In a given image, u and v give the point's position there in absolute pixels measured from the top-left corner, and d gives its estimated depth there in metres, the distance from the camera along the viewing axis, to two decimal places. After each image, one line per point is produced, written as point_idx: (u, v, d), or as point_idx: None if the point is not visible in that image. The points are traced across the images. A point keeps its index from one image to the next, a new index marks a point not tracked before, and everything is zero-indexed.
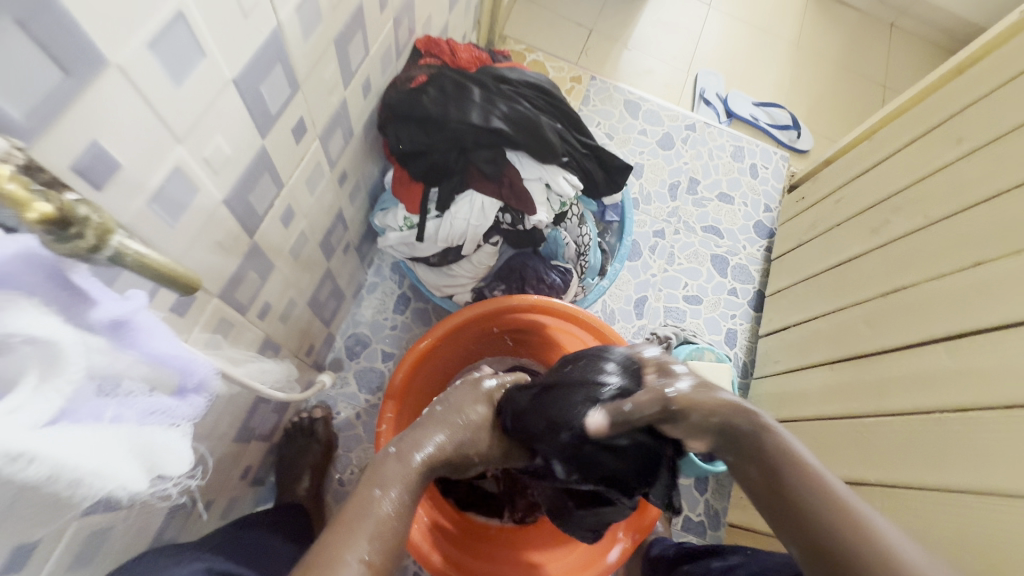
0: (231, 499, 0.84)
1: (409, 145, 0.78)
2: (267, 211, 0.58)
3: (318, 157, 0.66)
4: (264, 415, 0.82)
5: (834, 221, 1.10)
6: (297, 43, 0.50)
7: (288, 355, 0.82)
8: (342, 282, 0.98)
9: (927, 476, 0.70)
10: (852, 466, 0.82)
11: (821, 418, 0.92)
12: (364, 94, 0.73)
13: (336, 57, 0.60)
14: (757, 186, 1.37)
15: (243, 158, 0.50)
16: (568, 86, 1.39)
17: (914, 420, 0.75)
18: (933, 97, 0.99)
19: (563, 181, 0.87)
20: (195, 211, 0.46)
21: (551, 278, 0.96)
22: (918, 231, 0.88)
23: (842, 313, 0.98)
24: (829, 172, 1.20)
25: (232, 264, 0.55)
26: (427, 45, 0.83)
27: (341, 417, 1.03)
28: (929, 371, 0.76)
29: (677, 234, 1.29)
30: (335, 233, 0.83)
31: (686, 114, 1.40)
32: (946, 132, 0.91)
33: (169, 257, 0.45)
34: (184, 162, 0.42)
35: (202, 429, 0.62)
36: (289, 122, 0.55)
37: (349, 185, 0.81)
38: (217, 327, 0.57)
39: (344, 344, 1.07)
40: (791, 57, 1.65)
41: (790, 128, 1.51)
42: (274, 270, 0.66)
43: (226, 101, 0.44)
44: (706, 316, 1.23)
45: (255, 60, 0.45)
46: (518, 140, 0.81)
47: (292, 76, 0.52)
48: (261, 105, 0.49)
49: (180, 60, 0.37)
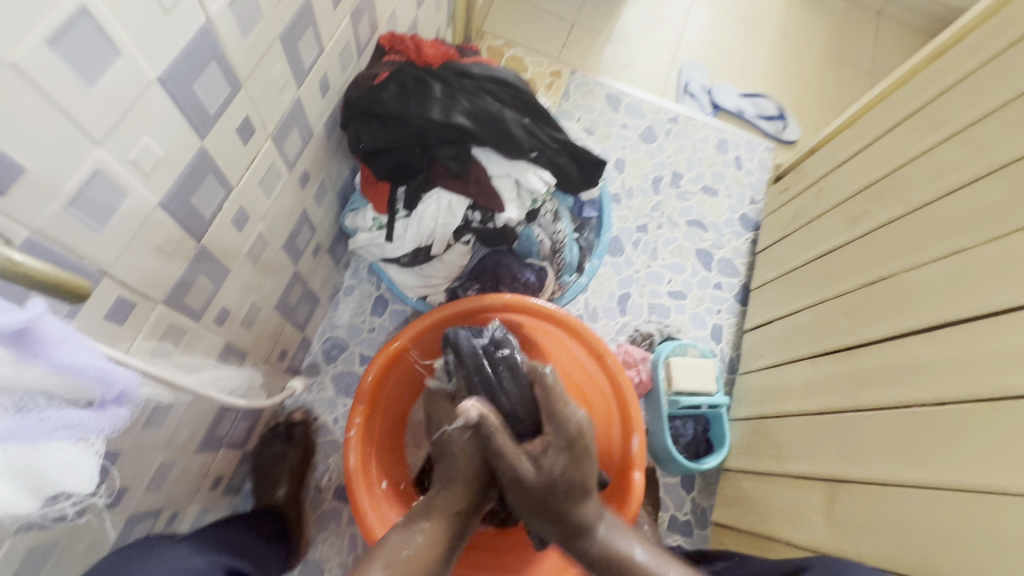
0: (203, 508, 0.83)
1: (370, 143, 0.77)
2: (215, 214, 0.56)
3: (273, 158, 0.64)
4: (236, 420, 0.81)
5: (817, 212, 1.08)
6: (235, 40, 0.49)
7: (256, 361, 0.81)
8: (315, 285, 0.96)
9: (907, 472, 0.69)
10: (830, 461, 0.81)
11: (804, 413, 0.90)
12: (323, 92, 0.71)
13: (285, 54, 0.58)
14: (742, 179, 1.35)
15: (180, 160, 0.48)
16: (548, 81, 1.37)
17: (893, 414, 0.73)
18: (913, 81, 0.96)
19: (533, 178, 0.86)
20: (125, 215, 0.44)
21: (525, 277, 0.94)
22: (896, 221, 0.87)
23: (823, 305, 0.96)
24: (813, 163, 1.17)
25: (177, 269, 0.54)
26: (391, 41, 0.80)
27: (319, 422, 1.01)
28: (905, 363, 0.75)
29: (660, 229, 1.27)
30: (301, 235, 0.82)
31: (669, 107, 1.38)
32: (926, 118, 0.88)
33: (97, 262, 0.43)
34: (106, 164, 0.40)
35: (156, 438, 0.60)
36: (234, 123, 0.54)
37: (314, 186, 0.80)
38: (165, 334, 0.55)
39: (320, 348, 1.05)
40: (778, 47, 1.63)
41: (777, 118, 1.49)
42: (231, 274, 0.64)
43: (153, 101, 0.42)
44: (691, 312, 1.21)
45: (185, 58, 0.44)
46: (481, 135, 0.80)
47: (232, 74, 0.50)
48: (197, 105, 0.47)
49: (89, 59, 0.36)
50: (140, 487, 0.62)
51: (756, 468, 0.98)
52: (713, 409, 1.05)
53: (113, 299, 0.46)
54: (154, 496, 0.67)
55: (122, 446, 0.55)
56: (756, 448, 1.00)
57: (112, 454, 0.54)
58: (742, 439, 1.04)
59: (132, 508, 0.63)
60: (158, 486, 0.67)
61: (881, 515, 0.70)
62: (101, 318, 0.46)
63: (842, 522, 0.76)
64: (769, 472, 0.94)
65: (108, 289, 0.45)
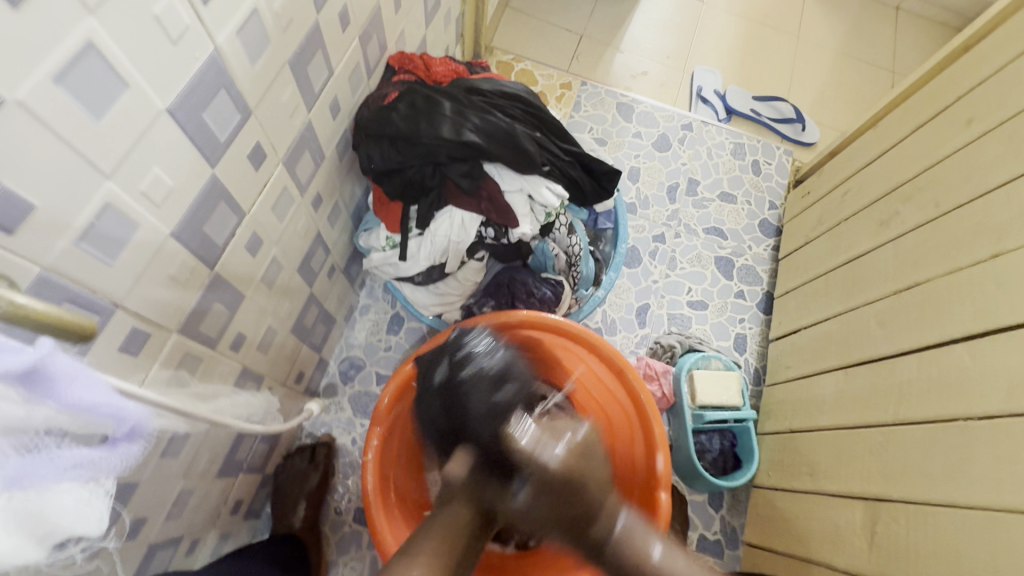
0: (223, 533, 0.82)
1: (381, 163, 0.77)
2: (228, 240, 0.56)
3: (285, 182, 0.64)
4: (254, 444, 0.80)
5: (842, 216, 1.05)
6: (244, 68, 0.49)
7: (272, 384, 0.80)
8: (331, 306, 0.96)
9: (954, 491, 0.65)
10: (869, 479, 0.77)
11: (839, 428, 0.86)
12: (334, 114, 0.71)
13: (294, 78, 0.58)
14: (760, 183, 1.32)
15: (191, 189, 0.48)
16: (559, 93, 1.37)
17: (936, 430, 0.69)
18: (936, 81, 0.93)
19: (546, 191, 0.85)
20: (137, 247, 0.44)
21: (540, 292, 0.93)
22: (930, 222, 0.83)
23: (855, 313, 0.92)
24: (834, 165, 1.14)
25: (192, 297, 0.53)
26: (400, 61, 0.81)
27: (337, 444, 1.00)
28: (949, 373, 0.71)
29: (677, 237, 1.24)
30: (315, 256, 0.82)
31: (682, 114, 1.36)
32: (955, 117, 0.85)
33: (110, 295, 0.43)
34: (116, 197, 0.40)
35: (174, 467, 0.60)
36: (245, 149, 0.54)
37: (327, 207, 0.80)
38: (180, 363, 0.55)
39: (338, 368, 1.04)
40: (794, 48, 1.60)
41: (795, 121, 1.45)
42: (245, 299, 0.64)
43: (162, 131, 0.42)
44: (712, 322, 1.17)
45: (193, 88, 0.44)
46: (493, 152, 0.79)
47: (242, 102, 0.50)
48: (207, 134, 0.47)
49: (95, 93, 0.36)
50: (159, 516, 0.62)
51: (788, 485, 0.94)
52: (740, 423, 1.01)
53: (126, 330, 0.46)
54: (173, 525, 0.66)
55: (140, 477, 0.54)
56: (788, 464, 0.95)
57: (130, 486, 0.53)
58: (772, 455, 1.00)
59: (152, 537, 0.62)
60: (178, 515, 0.66)
61: (930, 537, 0.66)
62: (116, 350, 0.46)
63: (885, 545, 0.72)
64: (803, 491, 0.90)
65: (122, 321, 0.45)
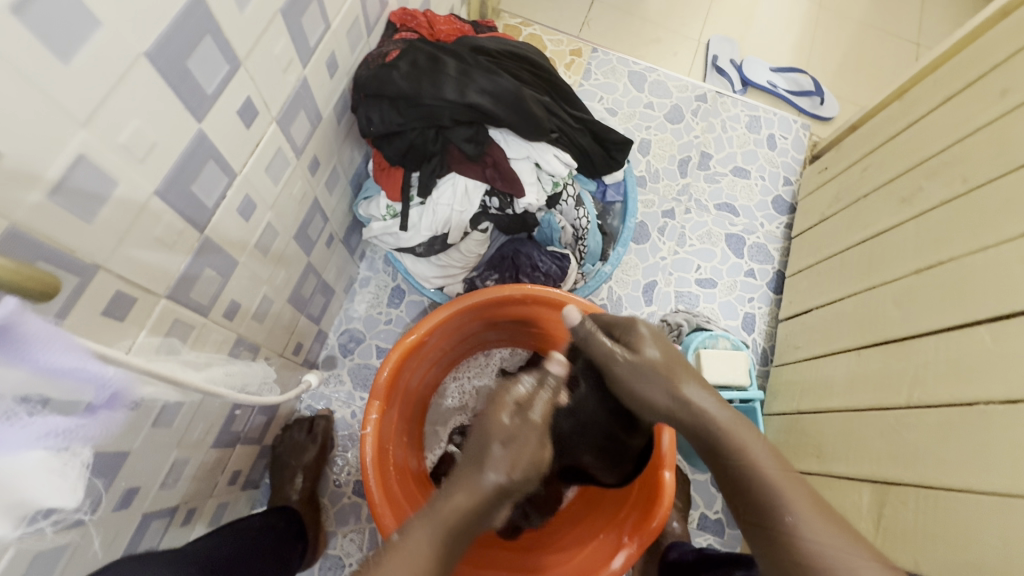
0: (220, 504, 0.82)
1: (381, 126, 0.73)
2: (218, 203, 0.53)
3: (279, 142, 0.60)
4: (251, 415, 0.79)
5: (861, 192, 1.00)
6: (232, 14, 0.45)
7: (269, 355, 0.78)
8: (329, 276, 0.93)
9: (967, 476, 0.63)
10: (877, 462, 0.75)
11: (848, 410, 0.84)
12: (331, 73, 0.67)
13: (287, 29, 0.54)
14: (775, 158, 1.27)
15: (176, 145, 0.45)
16: (568, 60, 1.31)
17: (952, 414, 0.67)
18: (971, 48, 0.88)
19: (553, 160, 0.83)
20: (118, 205, 0.41)
21: (545, 266, 0.91)
22: (956, 199, 0.79)
23: (871, 294, 0.89)
24: (855, 139, 1.10)
25: (180, 262, 0.51)
26: (403, 19, 0.77)
27: (336, 417, 0.99)
28: (969, 356, 0.68)
29: (687, 213, 1.20)
30: (313, 224, 0.79)
31: (697, 84, 1.30)
32: (991, 86, 0.80)
33: (90, 255, 0.41)
34: (91, 149, 0.37)
35: (167, 435, 0.58)
36: (235, 104, 0.50)
37: (325, 172, 0.76)
38: (170, 330, 0.53)
39: (337, 341, 1.02)
40: (816, 16, 1.52)
41: (813, 93, 1.39)
42: (239, 265, 0.62)
43: (142, 78, 0.39)
44: (721, 301, 1.14)
45: (174, 32, 0.40)
46: (499, 115, 0.75)
47: (231, 51, 0.47)
48: (191, 84, 0.44)
49: (64, 32, 0.32)
50: (153, 485, 0.60)
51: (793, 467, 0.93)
52: (746, 404, 1.00)
53: (110, 294, 0.44)
54: (168, 494, 0.65)
55: (131, 446, 0.53)
56: (792, 445, 0.95)
57: (120, 455, 0.52)
58: (777, 435, 0.99)
59: (146, 506, 0.61)
60: (174, 484, 0.65)
61: (940, 520, 0.65)
62: (99, 314, 0.43)
63: (892, 529, 0.71)
64: (806, 470, 0.89)
65: (105, 283, 0.43)
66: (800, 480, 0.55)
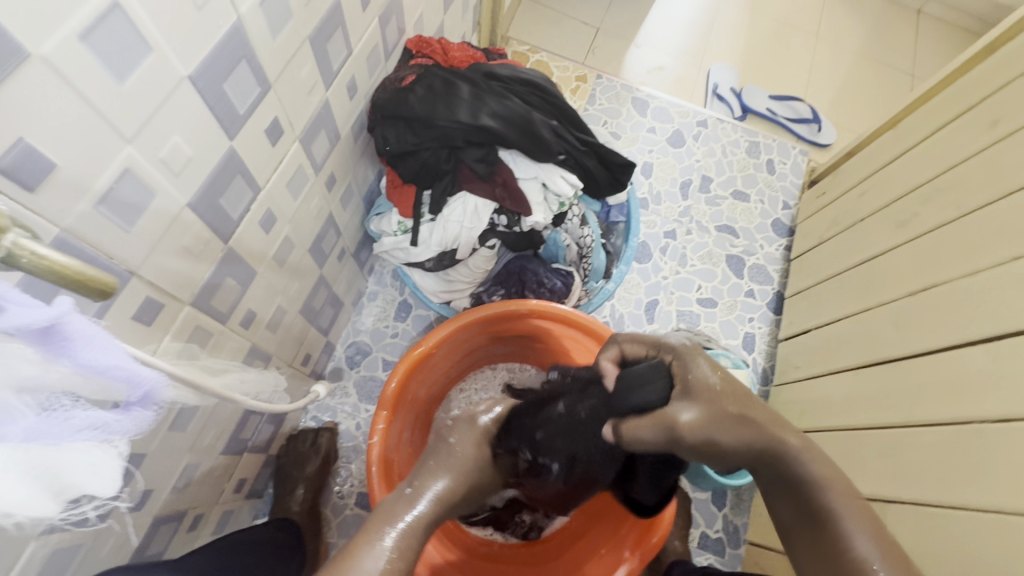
0: (225, 512, 0.82)
1: (396, 146, 0.76)
2: (243, 215, 0.56)
3: (300, 160, 0.63)
4: (259, 424, 0.80)
5: (858, 216, 1.03)
6: (265, 41, 0.48)
7: (280, 365, 0.80)
8: (339, 289, 0.95)
9: (964, 494, 0.64)
10: (876, 481, 0.76)
11: (846, 429, 0.86)
12: (351, 95, 0.71)
13: (314, 55, 0.57)
14: (774, 183, 1.31)
15: (209, 160, 0.48)
16: (574, 86, 1.36)
17: (949, 433, 0.68)
18: (961, 81, 0.92)
19: (561, 181, 0.85)
20: (154, 214, 0.44)
21: (551, 282, 0.94)
22: (950, 224, 0.82)
23: (869, 314, 0.91)
24: (852, 164, 1.13)
25: (204, 271, 0.53)
26: (418, 45, 0.80)
27: (341, 429, 1.00)
28: (964, 376, 0.70)
29: (689, 234, 1.23)
30: (327, 238, 0.81)
31: (697, 110, 1.35)
32: (979, 117, 0.84)
33: (126, 262, 0.43)
34: (135, 162, 0.40)
35: (181, 440, 0.60)
36: (263, 123, 0.53)
37: (340, 189, 0.79)
38: (191, 337, 0.55)
39: (344, 353, 1.04)
40: (814, 48, 1.58)
41: (811, 121, 1.44)
42: (257, 276, 0.64)
43: (182, 99, 0.42)
44: (721, 320, 1.16)
45: (215, 57, 0.43)
46: (509, 137, 0.78)
47: (262, 74, 0.50)
48: (227, 104, 0.47)
49: (121, 56, 0.35)
50: (165, 489, 0.62)
51: None
52: None
53: (141, 299, 0.46)
54: (177, 499, 0.66)
55: (148, 448, 0.54)
56: None
57: (137, 457, 0.53)
58: None
59: (157, 510, 0.62)
60: (183, 488, 0.66)
61: (936, 539, 0.66)
62: (129, 318, 0.46)
63: None
64: None
65: (137, 289, 0.45)
66: (870, 510, 0.48)
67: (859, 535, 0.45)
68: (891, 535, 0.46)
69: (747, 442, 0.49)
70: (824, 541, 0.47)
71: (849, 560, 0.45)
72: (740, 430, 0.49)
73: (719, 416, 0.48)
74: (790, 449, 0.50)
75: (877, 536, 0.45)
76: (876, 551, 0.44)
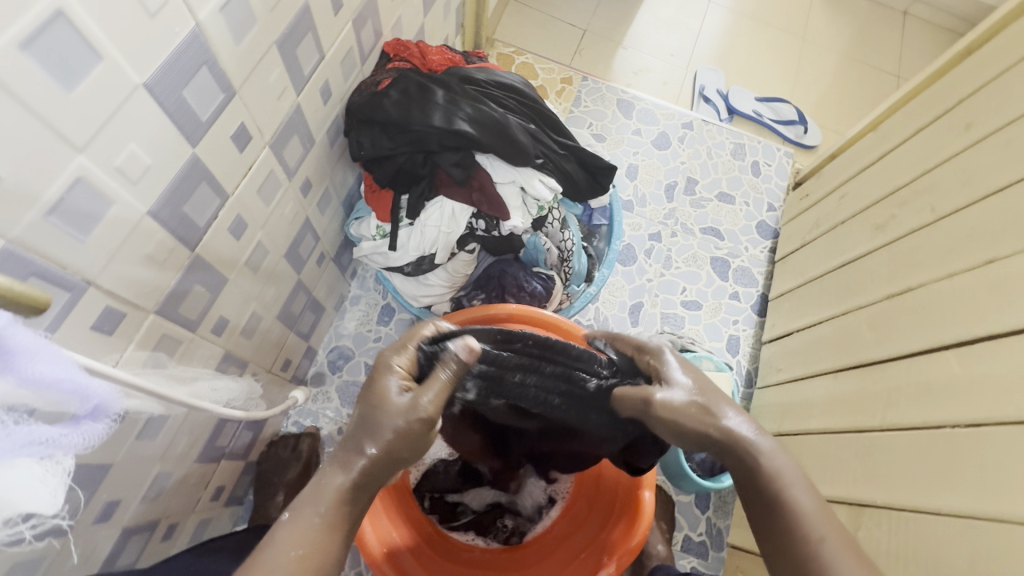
0: (203, 519, 0.82)
1: (372, 150, 0.76)
2: (210, 222, 0.56)
3: (271, 166, 0.63)
4: (236, 430, 0.79)
5: (840, 219, 1.04)
6: (228, 47, 0.48)
7: (257, 371, 0.80)
8: (320, 294, 0.95)
9: (937, 498, 0.64)
10: (854, 484, 0.76)
11: (826, 432, 0.86)
12: (325, 99, 0.70)
13: (282, 60, 0.57)
14: (760, 185, 1.31)
15: (170, 168, 0.47)
16: (559, 88, 1.36)
17: (924, 437, 0.68)
18: (939, 84, 0.92)
19: (539, 185, 0.84)
20: (112, 224, 0.43)
21: (531, 286, 0.93)
22: (927, 227, 0.82)
23: (849, 317, 0.91)
24: (834, 167, 1.13)
25: (170, 279, 0.53)
26: (396, 49, 0.80)
27: (323, 434, 1.00)
28: (939, 380, 0.70)
29: (673, 237, 1.23)
30: (304, 243, 0.81)
31: (683, 112, 1.35)
32: (955, 121, 0.84)
33: (82, 272, 0.42)
34: (88, 171, 0.39)
35: (150, 450, 0.59)
36: (229, 130, 0.53)
37: (317, 193, 0.79)
38: (158, 345, 0.55)
39: (326, 358, 1.04)
40: (800, 49, 1.58)
41: (796, 123, 1.44)
42: (229, 283, 0.64)
43: (138, 106, 0.41)
44: (705, 322, 1.16)
45: (173, 64, 0.43)
46: (486, 142, 0.78)
47: (225, 80, 0.49)
48: (187, 111, 0.47)
49: (67, 64, 0.35)
50: (135, 498, 0.61)
51: None
52: None
53: (100, 309, 0.45)
54: (149, 508, 0.65)
55: (114, 459, 0.54)
56: None
57: (103, 467, 0.53)
58: None
59: (127, 520, 0.62)
60: (155, 497, 0.65)
61: (909, 543, 0.66)
62: (88, 329, 0.45)
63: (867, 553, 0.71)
64: None
65: (95, 299, 0.45)
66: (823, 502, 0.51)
67: (812, 519, 0.49)
68: (829, 506, 0.51)
69: (706, 426, 0.53)
70: (778, 523, 0.50)
71: (803, 546, 0.48)
72: (696, 415, 0.53)
73: (692, 406, 0.53)
74: (740, 434, 0.53)
75: (821, 511, 0.49)
76: (826, 532, 0.48)
